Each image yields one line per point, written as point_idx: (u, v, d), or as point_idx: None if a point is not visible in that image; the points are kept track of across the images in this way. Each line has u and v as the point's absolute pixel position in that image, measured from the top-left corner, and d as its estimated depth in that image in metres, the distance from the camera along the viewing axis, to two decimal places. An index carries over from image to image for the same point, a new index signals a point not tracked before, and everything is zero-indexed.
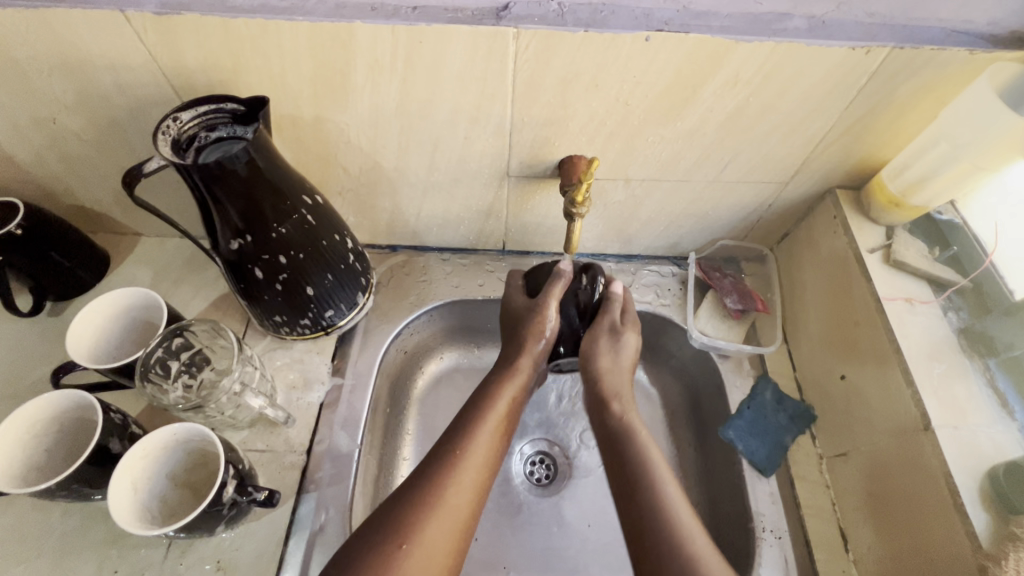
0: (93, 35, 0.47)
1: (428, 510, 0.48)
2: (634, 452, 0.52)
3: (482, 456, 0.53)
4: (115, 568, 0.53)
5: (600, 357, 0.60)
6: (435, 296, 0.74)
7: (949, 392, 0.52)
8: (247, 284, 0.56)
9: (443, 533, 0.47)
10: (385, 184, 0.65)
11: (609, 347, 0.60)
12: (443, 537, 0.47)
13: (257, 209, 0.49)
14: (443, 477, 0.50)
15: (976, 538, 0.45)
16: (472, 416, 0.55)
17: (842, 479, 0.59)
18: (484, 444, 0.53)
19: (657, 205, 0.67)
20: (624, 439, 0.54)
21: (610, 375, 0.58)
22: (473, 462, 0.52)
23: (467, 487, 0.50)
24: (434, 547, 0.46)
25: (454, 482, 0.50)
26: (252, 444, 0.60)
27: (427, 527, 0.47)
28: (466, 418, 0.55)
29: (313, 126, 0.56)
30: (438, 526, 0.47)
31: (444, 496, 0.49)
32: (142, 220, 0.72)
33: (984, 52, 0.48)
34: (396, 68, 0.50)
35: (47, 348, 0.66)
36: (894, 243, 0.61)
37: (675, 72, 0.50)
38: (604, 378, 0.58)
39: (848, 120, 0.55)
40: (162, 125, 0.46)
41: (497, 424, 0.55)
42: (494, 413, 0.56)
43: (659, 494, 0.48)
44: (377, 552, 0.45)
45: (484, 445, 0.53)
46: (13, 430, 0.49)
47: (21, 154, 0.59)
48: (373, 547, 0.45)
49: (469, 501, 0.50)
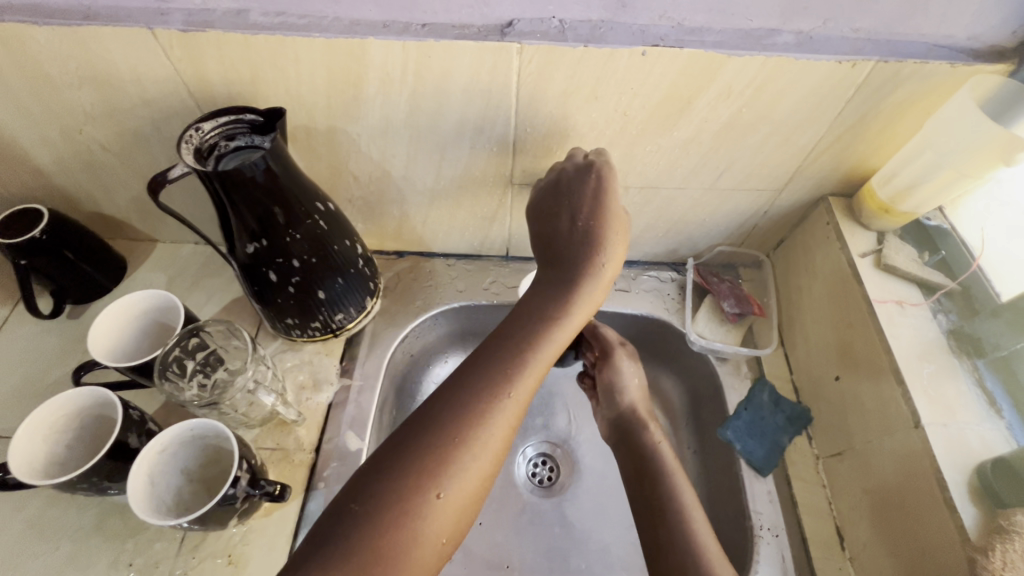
0: (121, 51, 0.50)
1: (464, 451, 0.45)
2: (661, 471, 0.58)
3: (530, 382, 0.50)
4: (130, 562, 0.55)
5: (627, 389, 0.66)
6: (441, 300, 0.76)
7: (939, 391, 0.53)
8: (262, 287, 0.58)
9: (476, 472, 0.45)
10: (393, 191, 0.67)
11: (635, 372, 0.67)
12: (476, 474, 0.45)
13: (271, 214, 0.51)
14: (481, 414, 0.47)
15: (965, 531, 0.46)
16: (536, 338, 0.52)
17: (838, 478, 0.60)
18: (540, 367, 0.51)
19: (656, 212, 0.70)
20: (655, 461, 0.59)
21: (643, 412, 0.65)
22: (522, 389, 0.49)
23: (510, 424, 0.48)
24: (469, 480, 0.44)
25: (497, 416, 0.47)
26: (263, 443, 0.62)
27: (468, 459, 0.45)
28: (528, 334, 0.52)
29: (326, 136, 0.59)
30: (475, 461, 0.45)
31: (487, 431, 0.46)
32: (159, 226, 0.74)
33: (965, 64, 0.50)
34: (406, 81, 0.53)
35: (66, 349, 0.68)
36: (884, 248, 0.63)
37: (670, 84, 0.53)
38: (637, 415, 0.65)
39: (838, 130, 0.58)
40: (185, 135, 0.48)
41: (558, 342, 0.53)
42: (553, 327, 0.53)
43: (690, 529, 0.53)
44: (409, 498, 0.42)
45: (541, 361, 0.51)
46: (34, 426, 0.51)
47: (48, 163, 0.62)
48: (402, 496, 0.42)
49: (502, 438, 0.47)
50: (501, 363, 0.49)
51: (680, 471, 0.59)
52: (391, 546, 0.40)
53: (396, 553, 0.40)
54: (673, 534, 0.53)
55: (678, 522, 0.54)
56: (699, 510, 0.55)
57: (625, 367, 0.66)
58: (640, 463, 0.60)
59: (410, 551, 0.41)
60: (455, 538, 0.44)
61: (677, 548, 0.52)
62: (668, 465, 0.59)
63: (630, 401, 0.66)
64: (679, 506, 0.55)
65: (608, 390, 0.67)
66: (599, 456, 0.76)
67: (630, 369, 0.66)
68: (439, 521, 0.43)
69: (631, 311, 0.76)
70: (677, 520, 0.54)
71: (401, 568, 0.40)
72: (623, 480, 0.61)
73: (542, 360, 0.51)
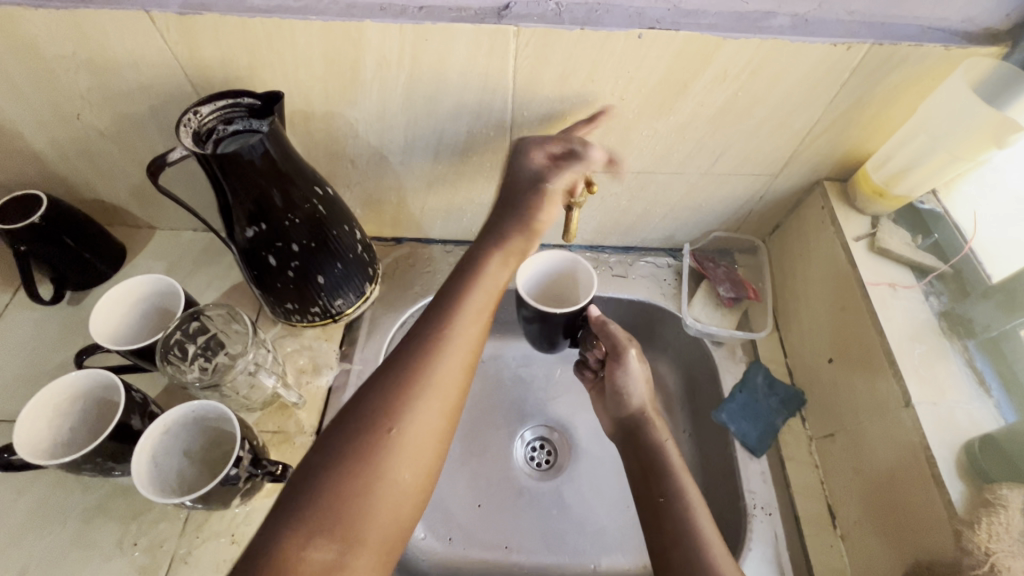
0: (118, 35, 0.50)
1: (418, 395, 0.46)
2: (666, 468, 0.59)
3: (472, 327, 0.51)
4: (135, 541, 0.55)
5: (635, 392, 0.66)
6: (439, 286, 0.77)
7: (929, 371, 0.54)
8: (261, 271, 0.59)
9: (433, 416, 0.46)
10: (391, 176, 0.67)
11: (643, 374, 0.67)
12: (433, 414, 0.46)
13: (269, 197, 0.52)
14: (422, 355, 0.48)
15: (952, 506, 0.47)
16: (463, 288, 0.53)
17: (831, 458, 0.61)
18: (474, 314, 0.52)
19: (653, 197, 0.70)
20: (663, 463, 0.60)
21: (652, 416, 0.66)
22: (462, 334, 0.50)
23: (456, 366, 0.49)
24: (426, 423, 0.46)
25: (439, 359, 0.48)
26: (265, 426, 0.63)
27: (423, 403, 0.46)
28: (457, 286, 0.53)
29: (323, 120, 0.59)
30: (430, 404, 0.46)
31: (429, 373, 0.47)
32: (158, 213, 0.75)
33: (959, 47, 0.51)
34: (403, 65, 0.53)
35: (68, 335, 0.68)
36: (878, 232, 0.63)
37: (666, 68, 0.53)
38: (646, 418, 0.65)
39: (833, 114, 0.58)
40: (183, 119, 0.48)
41: (488, 290, 0.54)
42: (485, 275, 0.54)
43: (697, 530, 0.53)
44: (368, 437, 0.44)
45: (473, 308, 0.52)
46: (38, 409, 0.52)
47: (45, 148, 0.62)
48: (361, 433, 0.44)
49: (456, 382, 0.48)
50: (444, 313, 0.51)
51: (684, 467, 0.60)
52: (350, 488, 0.42)
53: (355, 495, 0.41)
54: (682, 533, 0.54)
55: (685, 517, 0.55)
56: (704, 505, 0.56)
57: (635, 373, 0.66)
58: (646, 463, 0.62)
59: (373, 488, 0.42)
60: (422, 476, 0.45)
61: (682, 545, 0.53)
62: (672, 462, 0.60)
63: (639, 402, 0.66)
64: (685, 501, 0.56)
65: (615, 391, 0.67)
66: (596, 439, 0.77)
67: (639, 375, 0.66)
68: (398, 457, 0.44)
69: (628, 296, 0.76)
70: (680, 512, 0.55)
71: (370, 502, 0.42)
72: (630, 477, 0.63)
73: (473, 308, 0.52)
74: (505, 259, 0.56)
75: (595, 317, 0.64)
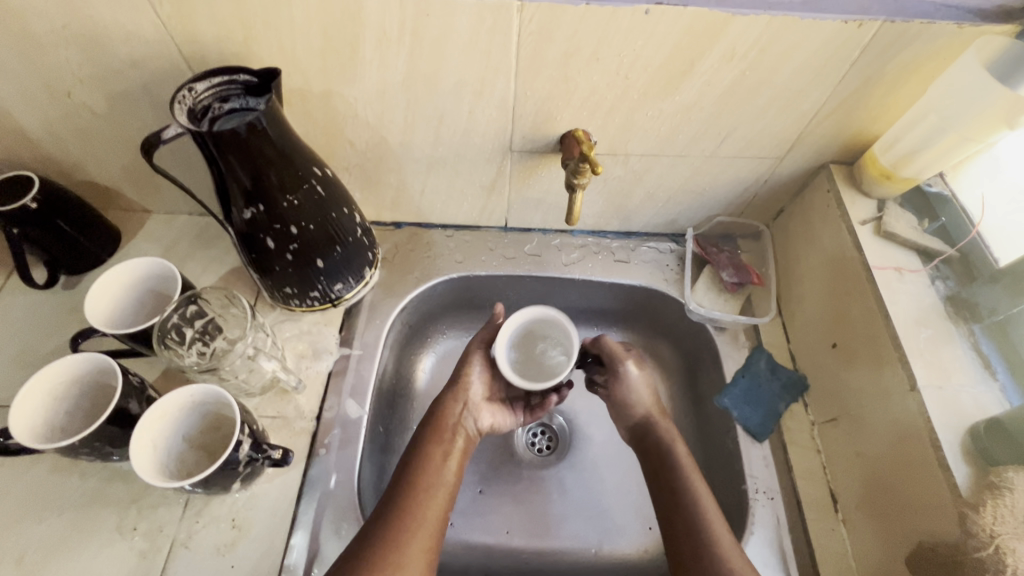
0: (109, 8, 0.49)
1: (403, 536, 0.50)
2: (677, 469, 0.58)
3: (434, 513, 0.53)
4: (134, 526, 0.55)
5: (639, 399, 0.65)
6: (440, 271, 0.76)
7: (935, 355, 0.54)
8: (259, 254, 0.58)
9: None
10: (391, 158, 0.66)
11: (644, 380, 0.66)
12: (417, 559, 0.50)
13: (267, 177, 0.51)
14: (388, 541, 0.50)
15: (958, 488, 0.47)
16: (418, 474, 0.55)
17: (833, 442, 0.61)
18: (436, 504, 0.54)
19: (656, 180, 0.69)
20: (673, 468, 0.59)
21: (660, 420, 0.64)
22: (425, 516, 0.53)
23: (421, 548, 0.50)
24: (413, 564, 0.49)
25: (406, 541, 0.50)
26: (264, 411, 0.62)
27: (403, 555, 0.49)
28: (412, 467, 0.56)
29: (321, 99, 0.58)
30: (414, 549, 0.50)
31: (396, 555, 0.49)
32: (153, 196, 0.73)
33: (972, 25, 0.50)
34: (403, 41, 0.52)
35: (63, 319, 0.67)
36: (885, 215, 0.62)
37: (673, 45, 0.52)
38: (653, 427, 0.63)
39: (841, 95, 0.57)
40: (178, 95, 0.47)
41: (443, 482, 0.56)
42: (442, 453, 0.58)
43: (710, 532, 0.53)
44: None
45: (434, 507, 0.54)
46: (37, 391, 0.51)
47: (36, 129, 0.61)
48: None
49: (434, 523, 0.53)
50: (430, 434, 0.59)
51: (695, 468, 0.59)
52: None
53: None
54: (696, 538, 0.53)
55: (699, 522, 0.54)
56: (712, 502, 0.56)
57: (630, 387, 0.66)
58: (655, 466, 0.60)
59: None
60: None
61: (696, 546, 0.52)
62: (682, 464, 0.59)
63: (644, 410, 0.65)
64: (695, 502, 0.55)
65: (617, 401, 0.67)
66: (597, 425, 0.77)
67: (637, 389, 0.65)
68: None
69: (629, 281, 0.76)
70: (694, 516, 0.54)
71: None
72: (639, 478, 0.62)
73: (435, 503, 0.54)
74: (448, 456, 0.58)
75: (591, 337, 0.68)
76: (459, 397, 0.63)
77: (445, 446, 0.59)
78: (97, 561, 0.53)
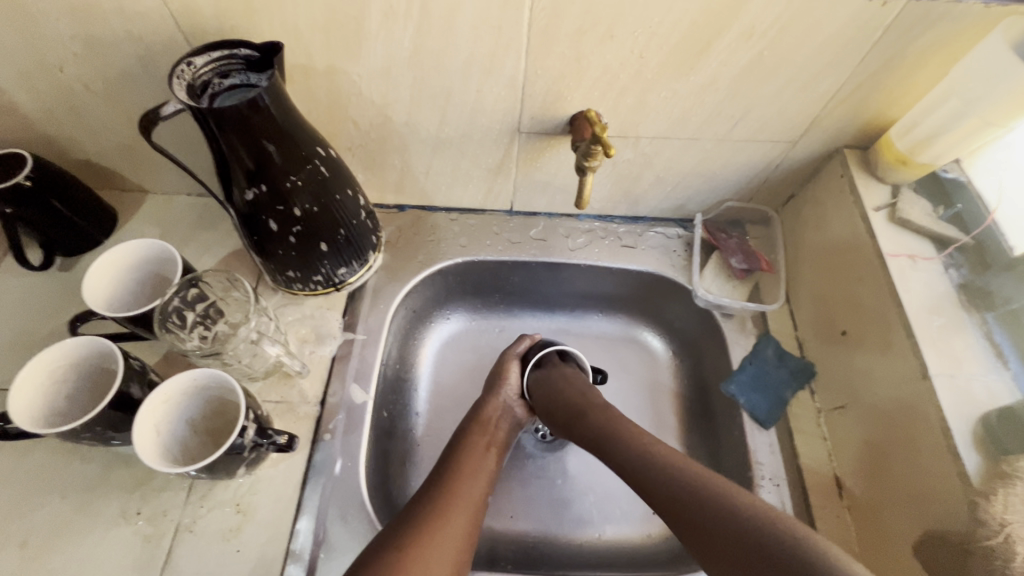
0: None
1: (447, 512, 0.53)
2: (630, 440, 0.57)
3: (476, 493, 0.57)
4: (138, 511, 0.55)
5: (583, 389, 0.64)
6: (445, 255, 0.74)
7: (947, 344, 0.53)
8: (261, 236, 0.56)
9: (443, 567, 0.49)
10: (396, 139, 0.65)
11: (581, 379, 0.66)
12: (458, 532, 0.52)
13: (268, 155, 0.49)
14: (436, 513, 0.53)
15: (968, 476, 0.47)
16: (457, 460, 0.59)
17: (839, 430, 0.61)
18: (477, 487, 0.57)
19: (667, 163, 0.68)
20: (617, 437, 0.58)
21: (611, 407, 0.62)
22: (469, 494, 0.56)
23: (463, 521, 0.53)
24: (452, 540, 0.51)
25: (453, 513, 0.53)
26: (267, 395, 0.62)
27: (447, 523, 0.52)
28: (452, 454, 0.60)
29: (325, 76, 0.56)
30: (456, 524, 0.52)
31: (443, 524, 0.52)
32: (150, 175, 0.71)
33: (1000, 4, 0.48)
34: (410, 16, 0.50)
35: (60, 301, 0.66)
36: (899, 201, 0.62)
37: (690, 22, 0.50)
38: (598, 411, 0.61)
39: (859, 78, 0.56)
40: (176, 70, 0.45)
41: (484, 469, 0.59)
42: (479, 442, 0.62)
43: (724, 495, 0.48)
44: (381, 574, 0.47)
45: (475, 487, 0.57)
46: (33, 377, 0.50)
47: (27, 104, 0.59)
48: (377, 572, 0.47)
49: (473, 508, 0.55)
50: (474, 428, 0.63)
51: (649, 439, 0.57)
52: None
53: None
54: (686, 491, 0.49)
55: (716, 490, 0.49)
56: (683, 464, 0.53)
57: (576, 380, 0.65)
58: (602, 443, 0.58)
59: None
60: None
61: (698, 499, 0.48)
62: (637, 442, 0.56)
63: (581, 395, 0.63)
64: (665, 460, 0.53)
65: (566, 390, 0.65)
66: None
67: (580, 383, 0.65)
68: None
69: (636, 267, 0.75)
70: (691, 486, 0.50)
71: None
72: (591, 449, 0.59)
73: (477, 484, 0.57)
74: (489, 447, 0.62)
75: (512, 347, 0.71)
76: (494, 394, 0.67)
77: (484, 437, 0.62)
78: (101, 545, 0.53)
